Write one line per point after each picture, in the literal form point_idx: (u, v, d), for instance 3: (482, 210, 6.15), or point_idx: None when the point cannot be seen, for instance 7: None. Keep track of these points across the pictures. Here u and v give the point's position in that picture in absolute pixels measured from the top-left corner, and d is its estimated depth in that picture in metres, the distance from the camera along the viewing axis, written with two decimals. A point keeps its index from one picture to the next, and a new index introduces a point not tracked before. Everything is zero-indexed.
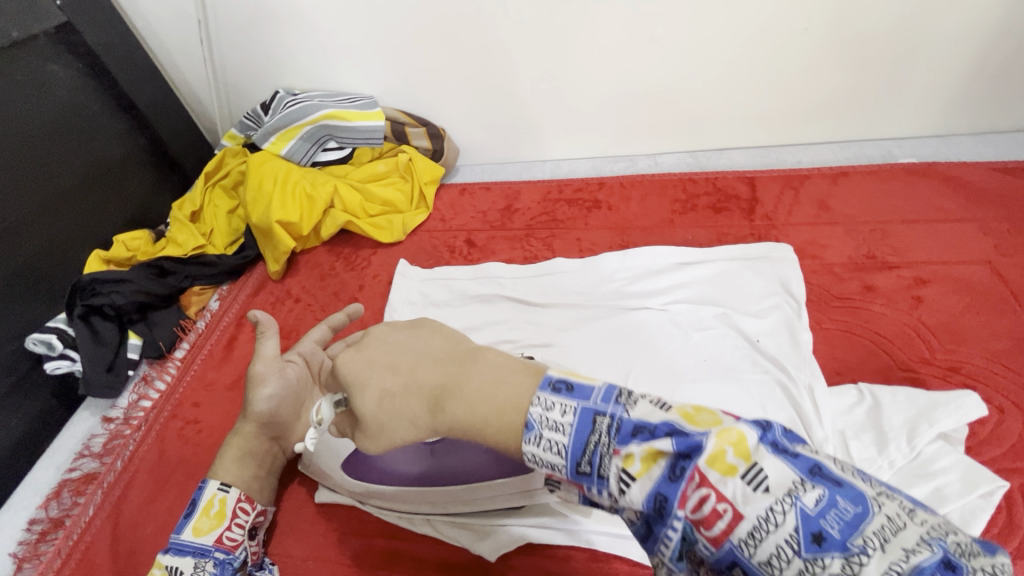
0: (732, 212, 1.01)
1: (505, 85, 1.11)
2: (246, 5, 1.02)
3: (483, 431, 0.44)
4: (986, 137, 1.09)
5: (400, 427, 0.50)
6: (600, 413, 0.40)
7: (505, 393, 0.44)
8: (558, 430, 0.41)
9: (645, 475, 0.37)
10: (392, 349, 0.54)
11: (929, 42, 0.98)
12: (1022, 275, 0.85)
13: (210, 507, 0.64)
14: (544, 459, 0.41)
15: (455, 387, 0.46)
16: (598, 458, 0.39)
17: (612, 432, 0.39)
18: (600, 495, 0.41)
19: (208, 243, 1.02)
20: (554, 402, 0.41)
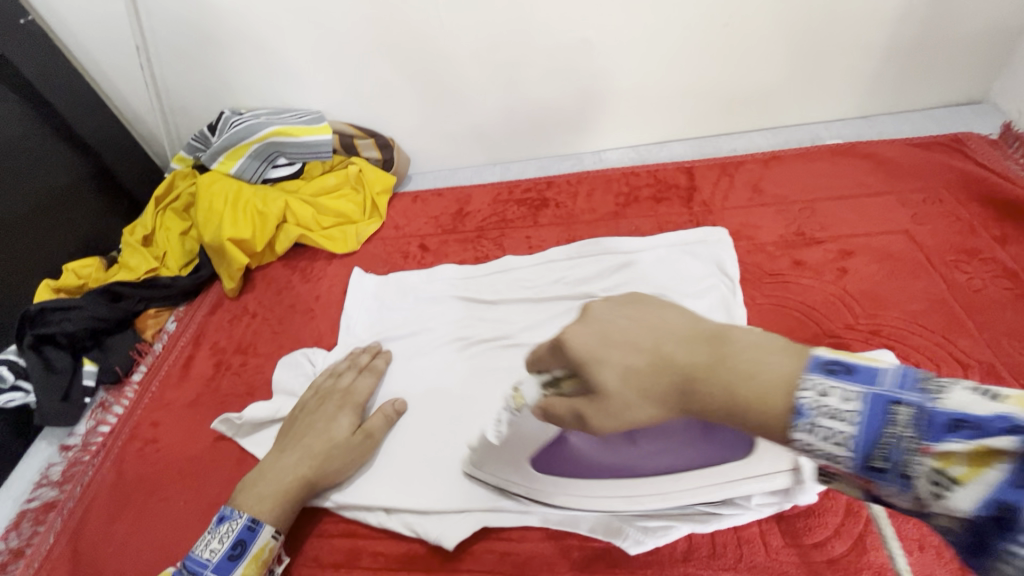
0: (672, 201, 1.04)
1: (447, 89, 1.12)
2: (182, 28, 1.04)
3: (750, 417, 0.39)
4: (904, 116, 1.15)
5: (649, 406, 0.44)
6: (897, 400, 0.35)
7: (768, 375, 0.39)
8: (839, 418, 0.36)
9: (974, 479, 0.32)
10: (625, 322, 0.47)
11: (838, 30, 1.03)
12: (937, 241, 0.86)
13: (261, 554, 0.64)
14: (820, 449, 0.37)
15: (712, 372, 0.41)
16: (900, 454, 0.34)
17: (914, 424, 0.34)
18: (896, 496, 0.36)
19: (161, 265, 1.05)
20: (832, 387, 0.37)
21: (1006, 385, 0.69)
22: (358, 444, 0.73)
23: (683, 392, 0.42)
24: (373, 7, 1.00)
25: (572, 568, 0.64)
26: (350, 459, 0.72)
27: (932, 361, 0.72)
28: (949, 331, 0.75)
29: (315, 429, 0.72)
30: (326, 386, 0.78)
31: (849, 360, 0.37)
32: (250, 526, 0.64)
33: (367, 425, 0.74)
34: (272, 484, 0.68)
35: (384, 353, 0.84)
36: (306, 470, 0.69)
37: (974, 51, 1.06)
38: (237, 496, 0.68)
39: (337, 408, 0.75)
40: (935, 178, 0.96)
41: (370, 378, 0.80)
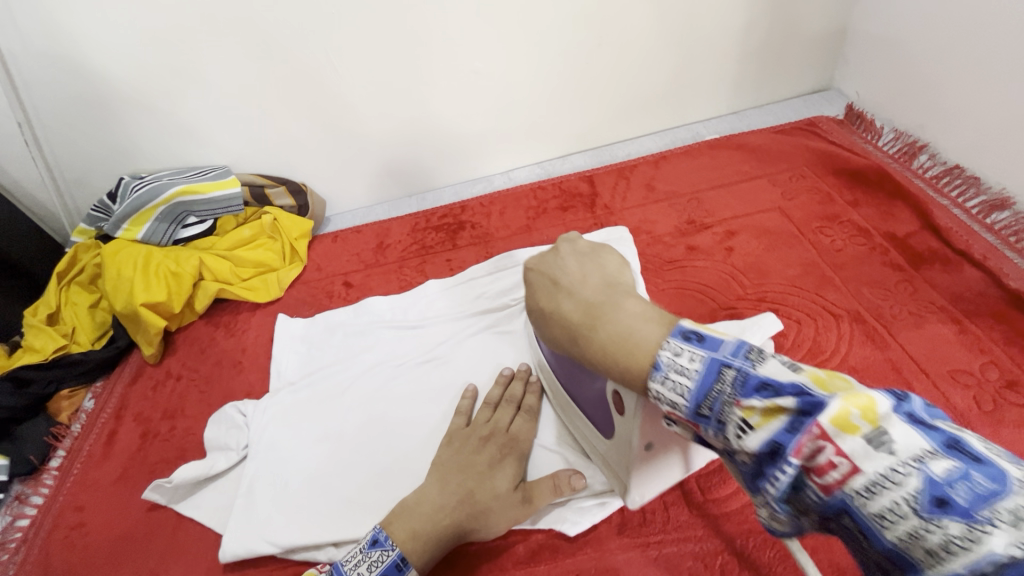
0: (577, 209, 1.11)
1: (351, 130, 1.16)
2: (68, 100, 1.03)
3: (609, 369, 0.45)
4: (767, 108, 1.30)
5: (551, 336, 0.55)
6: (727, 363, 0.37)
7: (635, 336, 0.43)
8: (683, 374, 0.39)
9: (764, 425, 0.34)
10: (572, 271, 0.56)
11: (696, 41, 1.16)
12: (804, 213, 0.98)
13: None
14: (666, 398, 0.40)
15: (605, 315, 0.47)
16: (719, 405, 0.37)
17: (734, 384, 0.36)
18: (714, 438, 0.39)
19: (71, 342, 1.00)
20: (683, 348, 0.39)
21: (870, 326, 0.79)
22: (518, 502, 0.68)
23: (575, 343, 0.50)
24: (266, 58, 1.03)
25: (520, 562, 0.69)
26: (508, 519, 0.67)
27: (810, 317, 0.82)
28: (821, 288, 0.85)
29: (479, 473, 0.68)
30: (484, 423, 0.74)
31: (704, 330, 0.39)
32: (397, 565, 0.60)
33: (530, 488, 0.69)
34: (428, 521, 0.64)
35: (535, 388, 0.78)
36: (460, 517, 0.65)
37: (813, 45, 1.22)
38: (386, 520, 0.64)
39: (504, 457, 0.70)
40: (796, 159, 1.09)
41: (530, 423, 0.75)
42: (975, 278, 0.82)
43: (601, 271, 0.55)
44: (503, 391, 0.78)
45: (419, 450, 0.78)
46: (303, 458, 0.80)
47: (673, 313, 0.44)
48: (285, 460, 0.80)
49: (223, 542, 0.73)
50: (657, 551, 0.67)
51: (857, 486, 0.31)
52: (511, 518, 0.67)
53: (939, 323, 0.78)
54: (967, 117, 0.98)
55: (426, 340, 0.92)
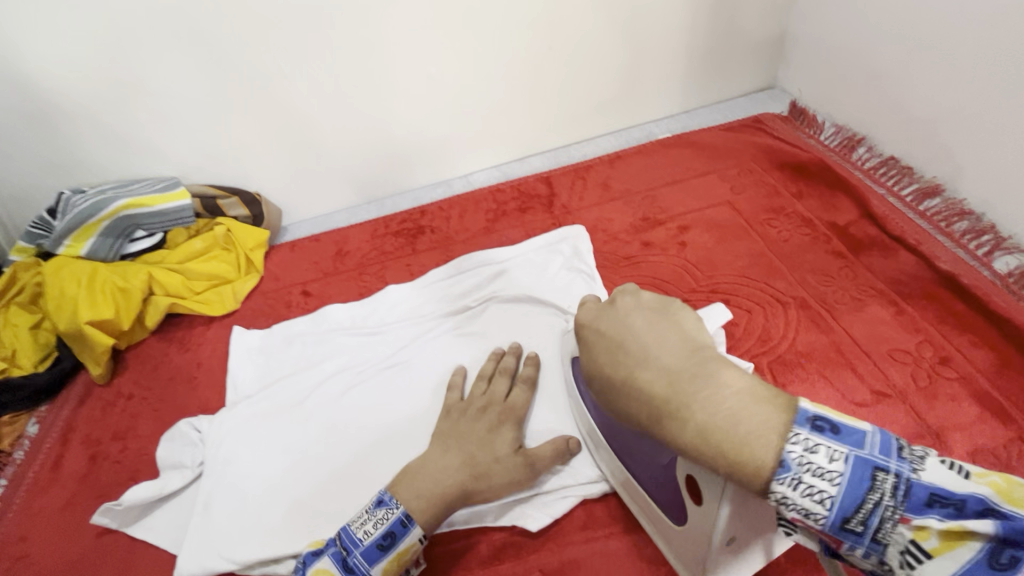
0: (536, 210, 1.13)
1: (305, 137, 1.14)
2: (2, 112, 0.99)
3: (713, 463, 0.47)
4: (717, 106, 1.34)
5: (626, 403, 0.55)
6: (884, 468, 0.41)
7: (750, 424, 0.45)
8: (826, 480, 0.42)
9: (945, 552, 0.38)
10: (642, 331, 0.58)
11: (646, 42, 1.20)
12: (752, 206, 1.02)
13: (404, 553, 0.62)
14: (801, 505, 0.43)
15: (692, 396, 0.49)
16: (879, 520, 0.41)
17: (896, 495, 0.40)
18: (852, 553, 0.43)
19: (10, 365, 0.95)
20: (820, 445, 0.43)
21: (815, 312, 0.83)
22: (519, 464, 0.69)
23: (656, 422, 0.52)
24: (213, 66, 1.01)
25: (483, 562, 0.69)
26: (507, 480, 0.68)
27: (759, 305, 0.85)
28: (768, 278, 0.88)
29: (479, 438, 0.69)
30: (481, 395, 0.75)
31: (836, 420, 0.44)
32: (402, 522, 0.62)
33: (531, 452, 0.70)
34: (431, 484, 0.65)
35: (531, 359, 0.79)
36: (462, 477, 0.66)
37: (756, 47, 1.27)
38: (392, 485, 0.66)
39: (501, 423, 0.71)
40: (744, 154, 1.13)
41: (527, 392, 0.76)
42: (909, 262, 0.86)
43: (680, 332, 0.57)
44: (496, 363, 0.79)
45: (380, 458, 0.78)
46: (261, 471, 0.79)
47: (782, 394, 0.47)
48: (241, 475, 0.78)
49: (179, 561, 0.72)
50: (618, 541, 0.68)
51: (1001, 551, 0.37)
52: (512, 478, 0.68)
53: (878, 306, 0.82)
54: (899, 111, 1.04)
55: (386, 346, 0.91)
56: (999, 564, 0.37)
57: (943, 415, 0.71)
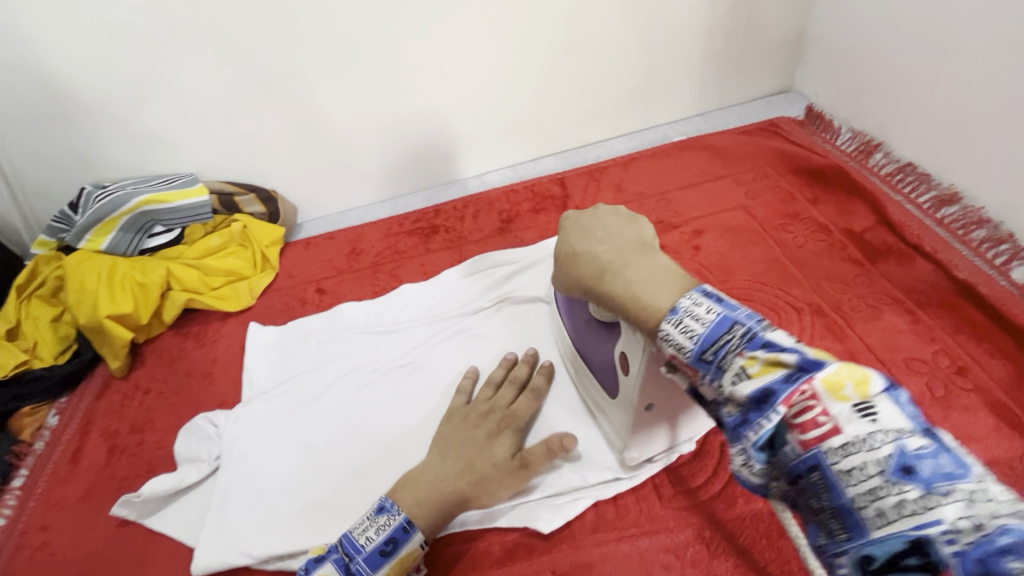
0: (550, 211, 1.13)
1: (322, 136, 1.15)
2: (27, 108, 1.01)
3: (624, 310, 0.49)
4: (732, 110, 1.33)
5: (578, 266, 0.58)
6: (740, 320, 0.40)
7: (656, 285, 0.48)
8: (698, 320, 0.42)
9: (759, 376, 0.38)
10: (603, 224, 0.60)
11: (662, 45, 1.19)
12: (767, 211, 1.01)
13: (407, 559, 0.62)
14: (672, 337, 0.43)
15: (619, 271, 0.52)
16: (722, 351, 0.40)
17: (743, 336, 0.39)
18: (706, 385, 0.42)
19: (32, 357, 0.96)
20: (701, 300, 0.43)
21: (830, 319, 0.82)
22: (515, 470, 0.69)
23: (596, 286, 0.54)
24: (233, 65, 1.03)
25: (496, 562, 0.69)
26: (505, 483, 0.69)
27: (773, 311, 0.84)
28: (783, 284, 0.88)
29: (478, 445, 0.70)
30: (484, 401, 0.75)
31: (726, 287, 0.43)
32: (403, 527, 0.62)
33: (529, 455, 0.70)
34: (430, 489, 0.66)
35: (544, 368, 0.79)
36: (461, 485, 0.67)
37: (772, 50, 1.27)
38: (394, 491, 0.66)
39: (500, 429, 0.72)
40: (759, 158, 1.13)
41: (533, 400, 0.75)
42: (926, 270, 0.86)
43: (635, 229, 0.58)
44: (507, 371, 0.79)
45: (395, 455, 0.78)
46: (277, 467, 0.80)
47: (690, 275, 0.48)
48: (257, 470, 0.79)
49: (197, 554, 0.73)
50: (630, 544, 0.69)
51: (832, 440, 0.35)
52: (509, 485, 0.69)
53: (893, 314, 0.82)
54: (917, 117, 1.03)
55: (400, 345, 0.92)
56: (865, 465, 0.33)
57: (959, 425, 0.70)
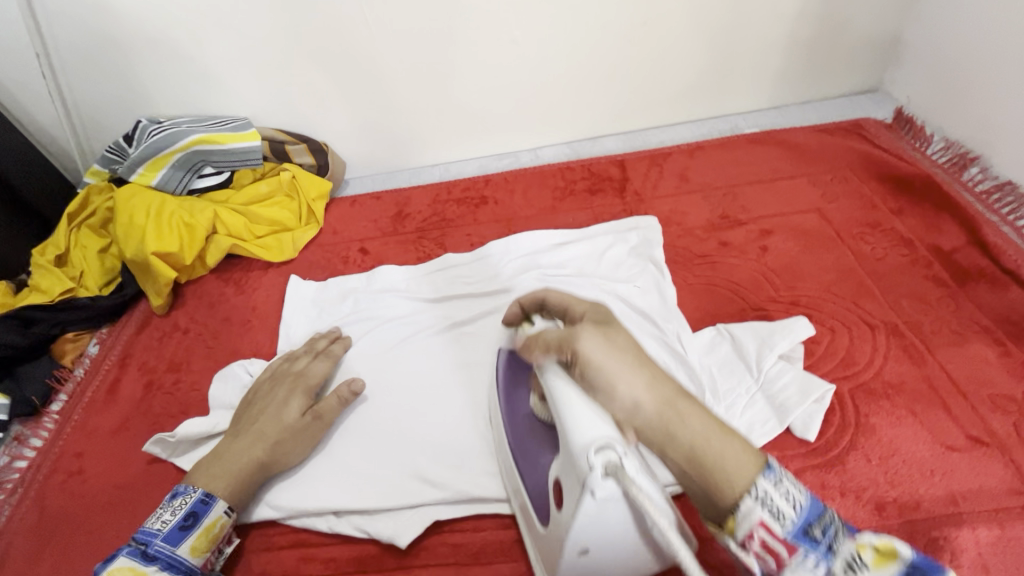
0: (606, 193, 1.07)
1: (380, 91, 1.11)
2: (91, 34, 0.99)
3: (724, 473, 0.50)
4: (812, 105, 1.24)
5: (627, 386, 0.52)
6: (826, 508, 0.51)
7: (729, 459, 0.50)
8: (788, 501, 0.49)
9: (879, 567, 0.47)
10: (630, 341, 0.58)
11: (747, 28, 1.11)
12: (844, 217, 0.94)
13: (212, 529, 0.64)
14: (774, 499, 0.48)
15: (695, 409, 0.52)
16: (830, 532, 0.48)
17: (841, 524, 0.50)
18: (807, 565, 0.48)
19: (78, 286, 0.98)
20: (787, 489, 0.49)
21: (908, 340, 0.76)
22: (309, 426, 0.73)
23: (665, 429, 0.51)
24: (298, 9, 0.99)
25: (527, 552, 0.67)
26: (298, 443, 0.72)
27: (845, 325, 0.78)
28: (858, 297, 0.82)
29: (267, 412, 0.72)
30: (283, 372, 0.78)
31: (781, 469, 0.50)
32: (203, 500, 0.64)
33: (318, 407, 0.74)
34: (228, 464, 0.68)
35: (341, 340, 0.84)
36: (256, 453, 0.69)
37: (865, 46, 1.17)
38: (192, 477, 0.68)
39: (289, 393, 0.74)
40: (839, 160, 1.04)
41: (327, 363, 0.80)
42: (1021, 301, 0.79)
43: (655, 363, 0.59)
44: (308, 345, 0.82)
45: (428, 424, 0.76)
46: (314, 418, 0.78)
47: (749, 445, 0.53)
48: None
49: None
50: None
51: None
52: (301, 442, 0.72)
53: (981, 343, 0.75)
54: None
55: (441, 315, 0.89)
56: None
57: None
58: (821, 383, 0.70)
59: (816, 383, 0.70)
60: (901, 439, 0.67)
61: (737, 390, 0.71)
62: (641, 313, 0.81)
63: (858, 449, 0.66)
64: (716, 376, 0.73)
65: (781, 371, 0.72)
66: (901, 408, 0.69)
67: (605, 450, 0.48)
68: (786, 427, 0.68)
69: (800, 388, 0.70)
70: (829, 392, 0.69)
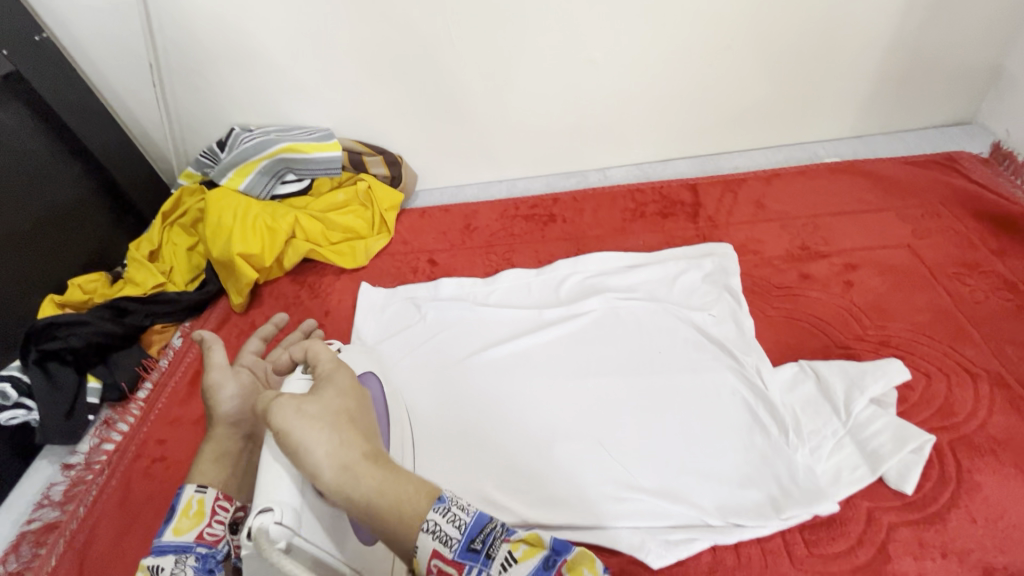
0: (678, 216, 1.06)
1: (458, 108, 1.14)
2: (195, 46, 1.05)
3: (399, 508, 0.47)
4: (897, 135, 1.19)
5: (314, 442, 0.48)
6: (491, 517, 0.47)
7: (401, 499, 0.47)
8: (456, 519, 0.46)
9: (527, 557, 0.45)
10: (352, 414, 0.52)
11: (836, 54, 1.08)
12: (937, 255, 0.89)
13: (189, 507, 0.61)
14: (443, 528, 0.45)
15: (379, 466, 0.49)
16: (490, 536, 0.46)
17: (502, 525, 0.48)
18: None
19: (168, 281, 1.04)
20: (448, 515, 0.46)
21: (1013, 393, 0.72)
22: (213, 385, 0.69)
23: (342, 476, 0.48)
24: (386, 29, 1.02)
25: None
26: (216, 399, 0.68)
27: (941, 371, 0.74)
28: (954, 342, 0.78)
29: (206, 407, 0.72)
30: None
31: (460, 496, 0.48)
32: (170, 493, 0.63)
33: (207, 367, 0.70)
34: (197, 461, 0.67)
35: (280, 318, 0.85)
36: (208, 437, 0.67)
37: (960, 75, 1.12)
38: None
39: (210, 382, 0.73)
40: (932, 195, 0.99)
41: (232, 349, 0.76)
42: None
43: (360, 422, 0.53)
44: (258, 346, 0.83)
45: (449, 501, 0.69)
46: None
47: (430, 483, 0.49)
48: None
49: None
50: None
51: None
52: (221, 390, 0.68)
53: None
54: None
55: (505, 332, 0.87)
56: None
57: None
58: (919, 431, 0.66)
59: (912, 433, 0.66)
60: (1008, 500, 0.63)
61: (823, 433, 0.68)
62: (716, 344, 0.79)
63: (961, 507, 0.63)
64: (800, 414, 0.70)
65: (873, 416, 0.68)
66: (1009, 466, 0.65)
67: (265, 512, 0.47)
68: (878, 476, 0.65)
69: (895, 435, 0.66)
70: (931, 440, 0.65)
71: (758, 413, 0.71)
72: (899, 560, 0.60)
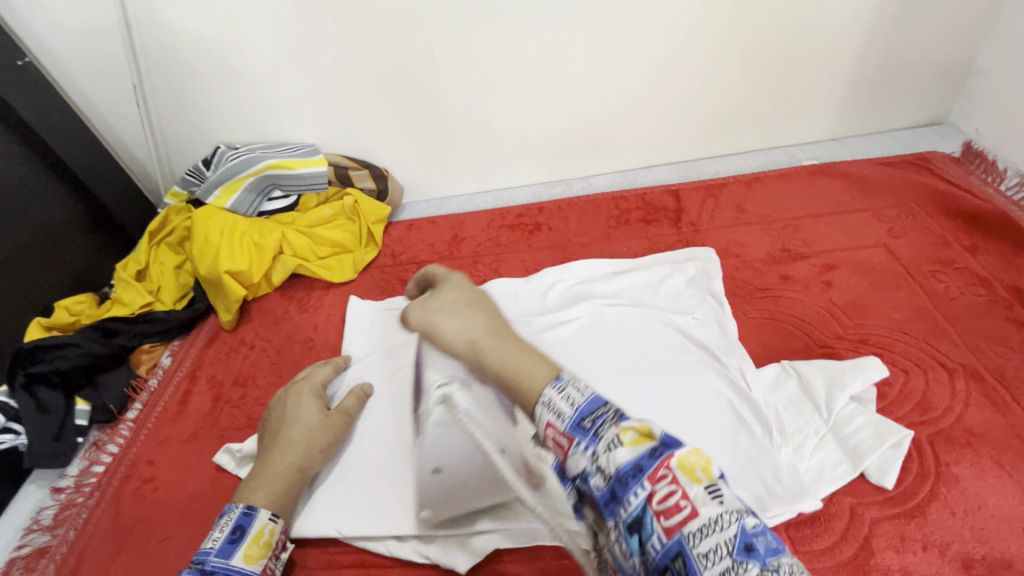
0: (661, 222, 1.07)
1: (442, 121, 1.15)
2: (179, 67, 1.06)
3: (520, 383, 0.61)
4: (872, 137, 1.22)
5: (450, 325, 0.72)
6: (608, 402, 0.52)
7: (523, 374, 0.61)
8: (570, 400, 0.53)
9: (633, 443, 0.47)
10: (473, 303, 0.75)
11: (810, 60, 1.11)
12: (913, 254, 0.92)
13: (261, 536, 0.65)
14: (558, 405, 0.54)
15: (496, 337, 0.69)
16: (601, 420, 0.50)
17: (616, 413, 0.50)
18: (581, 456, 0.49)
19: (155, 300, 1.04)
20: (563, 394, 0.54)
21: (989, 386, 0.74)
22: (332, 421, 0.77)
23: (472, 352, 0.68)
24: (369, 45, 1.03)
25: None
26: (325, 434, 0.76)
27: (918, 366, 0.76)
28: (931, 338, 0.80)
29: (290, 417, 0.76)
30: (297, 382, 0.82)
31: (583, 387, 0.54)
32: (245, 512, 0.66)
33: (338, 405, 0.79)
34: (268, 476, 0.71)
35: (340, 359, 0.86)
36: (288, 457, 0.72)
37: (930, 78, 1.15)
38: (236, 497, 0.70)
39: (302, 397, 0.78)
40: (906, 195, 1.02)
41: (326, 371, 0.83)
42: None
43: (481, 309, 0.74)
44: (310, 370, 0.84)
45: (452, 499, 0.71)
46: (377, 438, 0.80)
47: (551, 361, 0.62)
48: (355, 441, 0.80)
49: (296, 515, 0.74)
50: None
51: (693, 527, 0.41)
52: (329, 432, 0.77)
53: None
54: None
55: None
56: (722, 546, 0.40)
57: None
58: (898, 427, 0.68)
59: (892, 428, 0.68)
60: (986, 491, 0.65)
61: (805, 431, 0.69)
62: (700, 347, 0.80)
63: (940, 499, 0.64)
64: (783, 414, 0.72)
65: (853, 414, 0.70)
66: (986, 458, 0.67)
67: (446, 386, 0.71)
68: (859, 472, 0.66)
69: (874, 431, 0.68)
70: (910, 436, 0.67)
71: (742, 413, 0.72)
72: (883, 554, 0.61)
